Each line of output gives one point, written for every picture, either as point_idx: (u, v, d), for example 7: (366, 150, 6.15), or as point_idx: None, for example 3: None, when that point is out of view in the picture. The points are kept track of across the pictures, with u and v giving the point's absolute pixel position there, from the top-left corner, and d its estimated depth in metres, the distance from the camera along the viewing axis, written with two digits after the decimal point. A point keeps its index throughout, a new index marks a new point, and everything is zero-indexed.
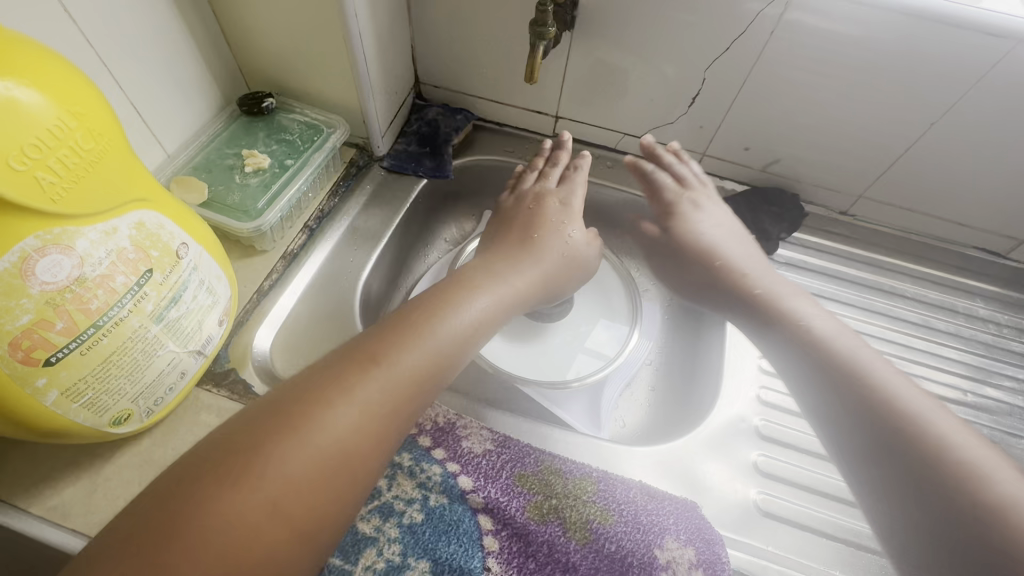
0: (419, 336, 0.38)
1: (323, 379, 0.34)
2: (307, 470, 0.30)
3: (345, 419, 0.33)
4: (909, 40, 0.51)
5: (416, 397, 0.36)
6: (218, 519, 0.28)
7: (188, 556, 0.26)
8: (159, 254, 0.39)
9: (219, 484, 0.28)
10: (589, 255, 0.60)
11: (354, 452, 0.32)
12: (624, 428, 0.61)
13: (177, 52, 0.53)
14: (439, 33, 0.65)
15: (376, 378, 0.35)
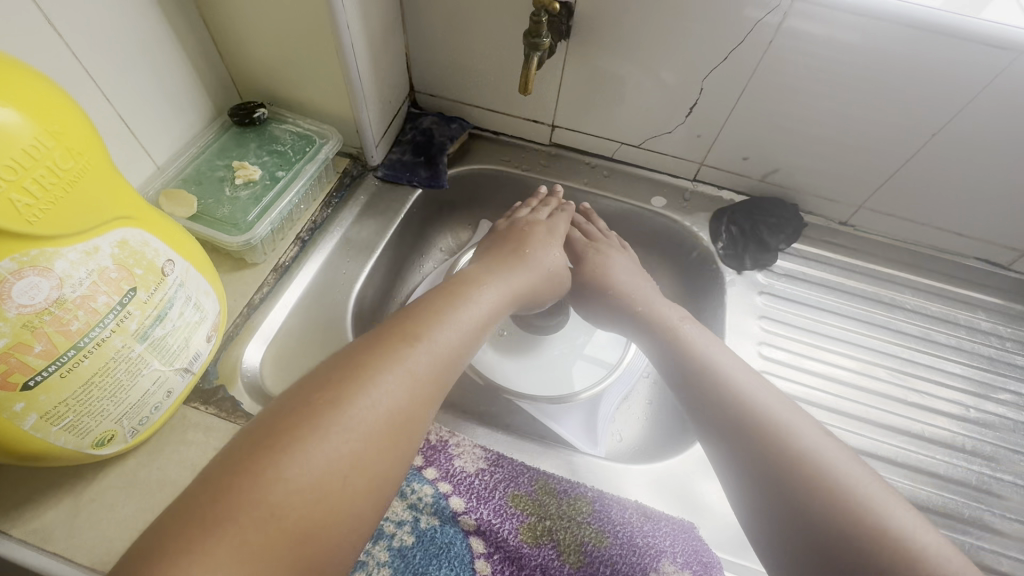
0: (449, 317, 0.43)
1: (375, 352, 0.38)
2: (377, 430, 0.34)
3: (403, 386, 0.37)
4: (909, 50, 0.50)
5: (451, 369, 0.41)
6: (306, 473, 0.31)
7: (284, 507, 0.30)
8: (143, 272, 0.38)
9: (302, 442, 0.32)
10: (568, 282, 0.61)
11: (408, 413, 0.37)
12: (622, 443, 0.60)
13: (166, 63, 0.52)
14: (434, 42, 0.64)
15: (421, 352, 0.39)
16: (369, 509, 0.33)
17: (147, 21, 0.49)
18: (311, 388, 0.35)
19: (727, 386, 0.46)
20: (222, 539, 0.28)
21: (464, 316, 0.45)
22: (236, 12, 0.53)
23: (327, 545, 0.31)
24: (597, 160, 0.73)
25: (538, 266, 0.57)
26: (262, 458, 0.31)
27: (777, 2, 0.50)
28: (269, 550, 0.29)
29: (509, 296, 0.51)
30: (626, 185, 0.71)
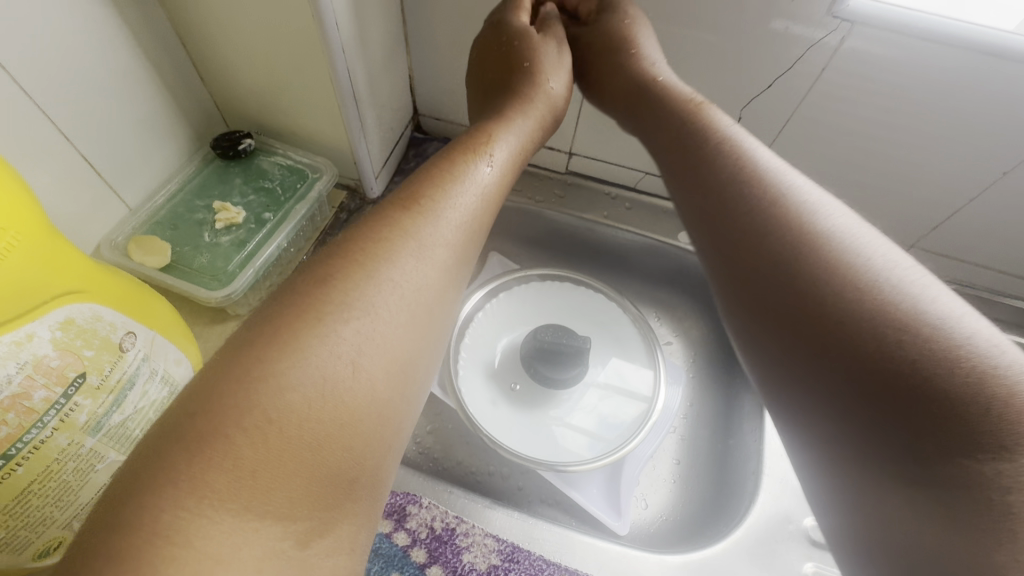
0: (469, 184, 0.35)
1: (382, 226, 0.30)
2: (396, 317, 0.28)
3: (422, 266, 0.30)
4: (988, 81, 0.43)
5: (470, 247, 0.34)
6: (312, 368, 0.24)
7: (287, 407, 0.23)
8: (94, 352, 0.33)
9: (300, 333, 0.25)
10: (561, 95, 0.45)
11: (426, 291, 0.30)
12: (647, 509, 0.54)
13: (137, 93, 0.47)
14: (441, 64, 0.58)
15: (432, 226, 0.31)
16: (400, 411, 0.27)
17: (118, 46, 0.43)
18: (302, 274, 0.28)
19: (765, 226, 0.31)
20: (215, 457, 0.21)
21: (487, 185, 0.36)
22: (218, 37, 0.47)
23: (356, 454, 0.25)
24: (618, 190, 0.66)
25: (537, 94, 0.42)
26: (252, 358, 0.23)
27: (835, 25, 0.44)
28: (279, 462, 0.22)
29: (513, 139, 0.40)
30: (650, 218, 0.65)
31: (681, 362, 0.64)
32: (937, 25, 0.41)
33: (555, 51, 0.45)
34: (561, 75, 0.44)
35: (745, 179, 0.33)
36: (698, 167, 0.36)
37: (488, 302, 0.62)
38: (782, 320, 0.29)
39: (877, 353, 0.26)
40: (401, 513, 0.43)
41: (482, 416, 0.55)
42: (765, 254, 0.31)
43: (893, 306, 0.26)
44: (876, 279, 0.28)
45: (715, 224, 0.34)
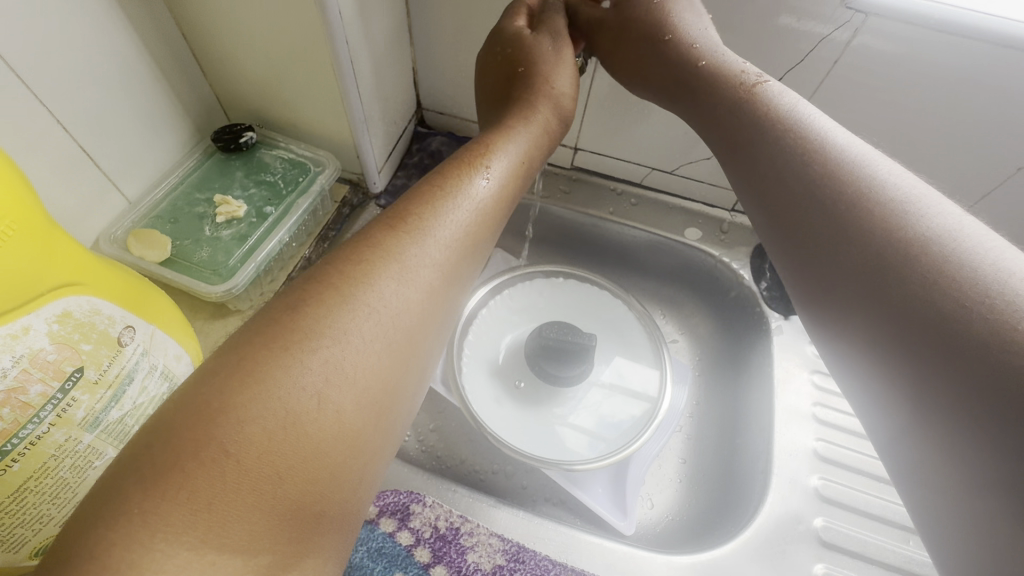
0: (457, 199, 0.34)
1: (364, 248, 0.30)
2: (372, 345, 0.27)
3: (403, 289, 0.29)
4: (1006, 76, 0.42)
5: (458, 269, 0.33)
6: (278, 399, 0.23)
7: (249, 441, 0.22)
8: (92, 346, 0.32)
9: (269, 361, 0.24)
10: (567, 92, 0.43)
11: (408, 319, 0.29)
12: (653, 509, 0.53)
13: (138, 86, 0.46)
14: (444, 58, 0.57)
15: (416, 247, 0.31)
16: (371, 442, 0.27)
17: (117, 36, 0.43)
18: (276, 299, 0.27)
19: (821, 198, 0.31)
20: (172, 489, 0.20)
21: (480, 199, 0.35)
22: (218, 29, 0.46)
23: (322, 487, 0.24)
24: (623, 186, 0.65)
25: (533, 100, 0.41)
26: (218, 386, 0.23)
27: (847, 17, 0.43)
28: (238, 496, 0.21)
29: (511, 149, 0.39)
30: (656, 215, 0.64)
31: (686, 360, 0.63)
32: (953, 18, 0.40)
33: (551, 46, 0.43)
34: (563, 71, 0.43)
35: (801, 148, 0.33)
36: (757, 145, 0.36)
37: (492, 298, 0.61)
38: (837, 301, 0.29)
39: (923, 334, 0.25)
40: (404, 512, 0.43)
41: (485, 414, 0.54)
42: (822, 233, 0.31)
43: (951, 266, 0.25)
44: (934, 239, 0.27)
45: (775, 205, 0.34)
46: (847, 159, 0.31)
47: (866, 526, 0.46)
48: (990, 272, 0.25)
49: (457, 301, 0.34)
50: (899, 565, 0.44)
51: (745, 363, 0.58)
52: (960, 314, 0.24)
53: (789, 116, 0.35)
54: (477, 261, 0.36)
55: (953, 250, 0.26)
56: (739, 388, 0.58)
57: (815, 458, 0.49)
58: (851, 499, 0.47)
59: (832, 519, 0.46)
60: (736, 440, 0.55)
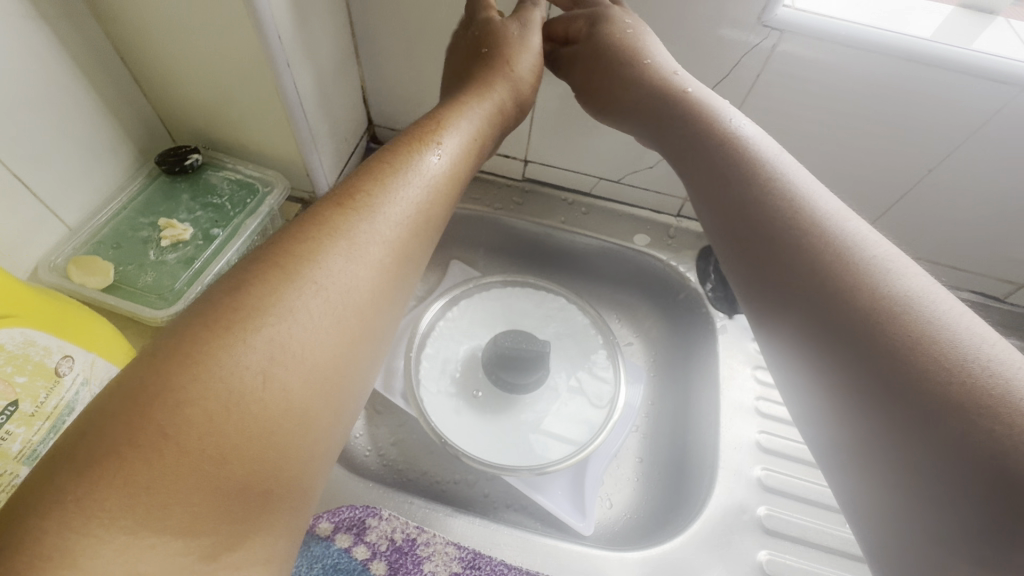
0: (408, 176, 0.35)
1: (311, 229, 0.30)
2: (320, 320, 0.28)
3: (353, 266, 0.30)
4: (909, 83, 0.45)
5: (409, 247, 0.34)
6: (220, 378, 0.24)
7: (189, 422, 0.22)
8: (27, 378, 0.33)
9: (213, 338, 0.24)
10: (524, 74, 0.45)
11: (357, 294, 0.30)
12: (611, 509, 0.55)
13: (74, 111, 0.45)
14: (392, 73, 0.58)
15: (362, 225, 0.31)
16: (321, 419, 0.27)
17: (47, 60, 0.42)
18: (221, 281, 0.27)
19: (772, 213, 0.34)
20: (110, 472, 0.21)
21: (431, 175, 0.37)
22: (158, 53, 0.47)
23: (270, 464, 0.24)
24: (574, 196, 0.67)
25: (491, 79, 0.43)
26: (158, 370, 0.23)
27: (765, 33, 0.46)
28: (180, 478, 0.22)
29: (461, 127, 0.40)
30: (605, 223, 0.66)
31: (641, 361, 0.65)
32: (858, 33, 0.44)
33: (518, 31, 0.45)
34: (526, 56, 0.45)
35: (748, 169, 0.36)
36: (716, 176, 0.38)
37: (449, 312, 0.62)
38: (779, 308, 0.32)
39: (852, 343, 0.28)
40: (360, 527, 0.43)
41: (444, 424, 0.55)
42: (772, 253, 0.33)
43: (879, 288, 0.28)
44: (865, 264, 0.29)
45: (728, 226, 0.36)
46: (793, 193, 0.34)
47: (808, 512, 0.48)
48: (911, 297, 0.27)
49: (412, 282, 0.34)
50: (839, 547, 0.47)
51: (696, 357, 0.60)
52: (906, 327, 0.26)
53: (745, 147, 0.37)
54: (431, 241, 0.37)
55: (881, 273, 0.28)
56: (689, 385, 0.60)
57: (760, 450, 0.51)
58: (794, 487, 0.49)
59: (775, 507, 0.48)
60: (688, 436, 0.57)
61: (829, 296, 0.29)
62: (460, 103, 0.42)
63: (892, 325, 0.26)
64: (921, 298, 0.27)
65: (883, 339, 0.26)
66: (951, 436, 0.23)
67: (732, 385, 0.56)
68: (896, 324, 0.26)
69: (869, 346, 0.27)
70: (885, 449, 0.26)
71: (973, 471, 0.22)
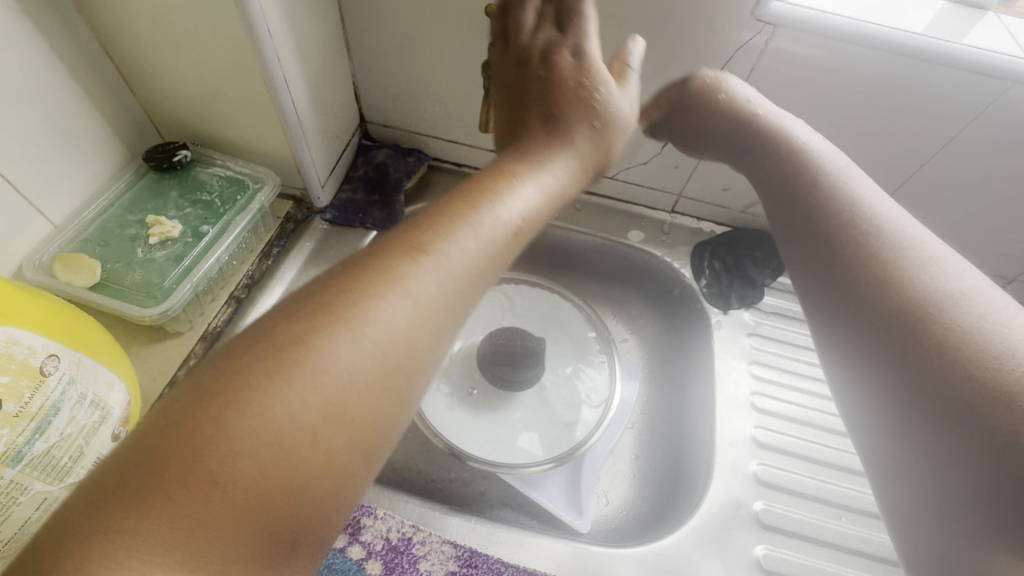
0: (485, 217, 0.28)
1: (372, 265, 0.25)
2: (367, 374, 0.23)
3: (409, 309, 0.25)
4: (902, 78, 0.46)
5: (481, 291, 0.28)
6: (267, 428, 0.21)
7: (235, 469, 0.20)
8: (10, 378, 0.32)
9: (261, 384, 0.21)
10: (622, 135, 0.34)
11: (416, 347, 0.25)
12: (608, 505, 0.55)
13: (59, 106, 0.44)
14: (384, 69, 0.57)
15: (431, 269, 0.26)
16: (365, 478, 0.24)
17: (30, 54, 0.41)
18: (287, 301, 0.24)
19: (833, 215, 0.36)
20: (148, 516, 0.19)
21: (508, 224, 0.29)
22: (145, 47, 0.46)
23: (310, 519, 0.22)
24: None
25: (580, 130, 0.33)
26: (202, 409, 0.21)
27: (758, 27, 0.46)
28: (220, 525, 0.20)
29: (548, 176, 0.31)
30: (600, 220, 0.66)
31: (637, 358, 0.65)
32: (852, 27, 0.44)
33: (620, 92, 0.34)
34: (624, 124, 0.34)
35: (809, 175, 0.38)
36: (776, 180, 0.40)
37: None
38: (828, 297, 0.35)
39: (893, 332, 0.31)
40: (355, 526, 0.42)
41: (439, 422, 0.55)
42: (835, 264, 0.35)
43: (927, 287, 0.31)
44: (932, 280, 0.31)
45: (795, 236, 0.38)
46: (851, 198, 0.36)
47: (804, 506, 0.48)
48: (957, 296, 0.30)
49: None
50: (834, 541, 0.47)
51: (692, 354, 0.60)
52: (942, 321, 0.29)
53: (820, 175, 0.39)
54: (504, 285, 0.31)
55: (931, 274, 0.31)
56: (685, 380, 0.60)
57: (756, 445, 0.51)
58: (790, 482, 0.50)
59: (772, 502, 0.48)
60: (684, 431, 0.56)
61: (880, 292, 0.32)
62: (539, 143, 0.33)
63: (931, 319, 0.30)
64: (966, 298, 0.29)
65: (921, 329, 0.30)
66: (974, 427, 0.27)
67: (727, 381, 0.56)
68: (934, 318, 0.29)
69: (908, 334, 0.30)
70: (925, 437, 0.29)
71: (983, 454, 0.26)
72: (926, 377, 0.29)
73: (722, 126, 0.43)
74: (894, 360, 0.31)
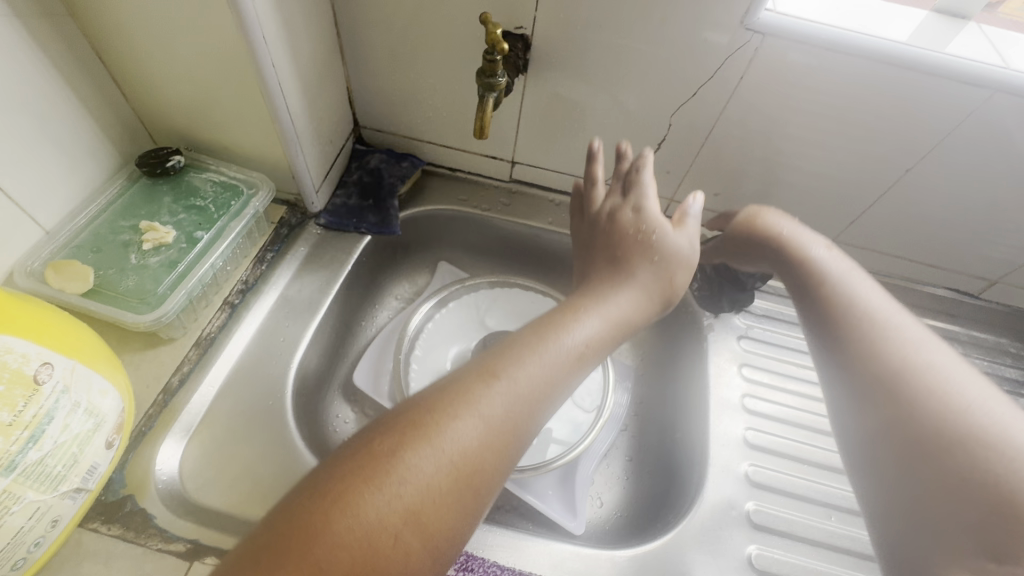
0: (540, 353, 0.35)
1: (451, 392, 0.32)
2: (439, 484, 0.29)
3: (475, 432, 0.31)
4: (887, 86, 0.47)
5: (534, 419, 0.34)
6: (364, 526, 0.27)
7: (334, 559, 0.26)
8: (4, 387, 0.31)
9: (364, 486, 0.28)
10: (682, 276, 0.43)
11: (480, 464, 0.31)
12: (602, 508, 0.55)
13: (50, 112, 0.44)
14: (378, 74, 0.58)
15: (497, 398, 0.32)
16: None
17: (21, 60, 0.41)
18: (389, 418, 0.31)
19: (831, 293, 0.44)
20: None
21: (555, 354, 0.36)
22: (139, 53, 0.46)
23: None
24: (561, 198, 0.67)
25: (635, 266, 0.43)
26: (319, 506, 0.27)
27: (747, 36, 0.46)
28: None
29: (597, 311, 0.39)
30: None
31: (630, 362, 0.65)
32: (838, 37, 0.45)
33: (682, 240, 0.44)
34: (683, 266, 0.44)
35: (813, 259, 0.46)
36: (785, 261, 0.48)
37: (437, 314, 0.62)
38: (827, 353, 0.42)
39: (881, 386, 0.38)
40: None
41: None
42: (837, 333, 0.42)
43: (908, 357, 0.39)
44: (909, 352, 0.39)
45: (801, 309, 0.46)
46: (845, 280, 0.44)
47: (795, 506, 0.49)
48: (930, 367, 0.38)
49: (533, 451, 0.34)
50: (825, 540, 0.48)
51: (683, 357, 0.61)
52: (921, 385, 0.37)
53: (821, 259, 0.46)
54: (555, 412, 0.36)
55: (908, 348, 0.39)
56: (678, 383, 0.61)
57: (748, 446, 0.52)
58: (781, 482, 0.50)
59: (764, 503, 0.49)
60: (676, 434, 0.57)
61: (872, 356, 0.40)
62: (602, 286, 0.42)
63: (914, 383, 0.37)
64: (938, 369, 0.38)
65: (903, 389, 0.38)
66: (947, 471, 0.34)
67: (719, 383, 0.57)
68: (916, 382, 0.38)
69: (891, 391, 0.38)
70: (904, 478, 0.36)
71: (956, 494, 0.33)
72: (896, 437, 0.37)
73: (765, 249, 0.50)
74: (875, 418, 0.38)
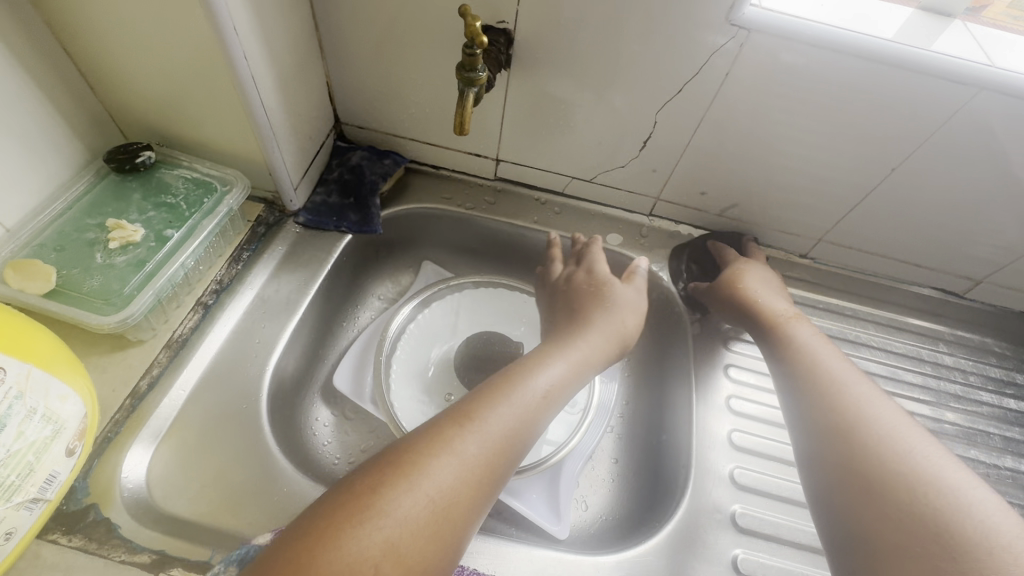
0: (514, 396, 0.37)
1: (431, 435, 0.33)
2: (419, 521, 0.29)
3: (453, 470, 0.32)
4: (872, 84, 0.46)
5: (510, 460, 0.35)
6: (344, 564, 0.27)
7: None
8: None
9: (348, 525, 0.28)
10: (631, 325, 0.48)
11: (457, 502, 0.31)
12: (587, 512, 0.54)
13: (10, 105, 0.42)
14: (358, 69, 0.56)
15: (474, 438, 0.34)
16: None
17: None
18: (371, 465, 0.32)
19: (800, 347, 0.49)
20: None
21: (530, 397, 0.37)
22: (105, 45, 0.44)
23: None
24: (547, 196, 0.67)
25: (595, 316, 0.47)
26: (302, 548, 0.28)
27: (733, 32, 0.46)
28: None
29: (567, 358, 0.42)
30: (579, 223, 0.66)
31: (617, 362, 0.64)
32: (823, 33, 0.44)
33: (629, 292, 0.50)
34: (631, 313, 0.49)
35: (789, 321, 0.52)
36: (762, 325, 0.53)
37: (420, 314, 0.61)
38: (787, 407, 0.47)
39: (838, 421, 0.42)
40: None
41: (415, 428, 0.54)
42: (801, 381, 0.46)
43: (864, 398, 0.43)
44: (863, 395, 0.43)
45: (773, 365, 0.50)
46: (813, 339, 0.49)
47: (781, 508, 0.49)
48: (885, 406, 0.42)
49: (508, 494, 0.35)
50: (812, 544, 0.47)
51: (671, 358, 0.60)
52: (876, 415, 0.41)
53: (780, 322, 0.52)
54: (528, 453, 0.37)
55: (865, 392, 0.43)
56: (664, 385, 0.60)
57: (733, 447, 0.52)
58: (766, 484, 0.50)
59: (749, 506, 0.48)
60: (662, 436, 0.56)
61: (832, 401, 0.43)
62: (569, 336, 0.45)
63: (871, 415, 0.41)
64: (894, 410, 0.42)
65: (861, 420, 0.41)
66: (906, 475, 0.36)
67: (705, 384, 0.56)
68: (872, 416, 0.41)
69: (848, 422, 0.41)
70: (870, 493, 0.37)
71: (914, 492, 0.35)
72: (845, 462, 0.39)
73: (741, 307, 0.55)
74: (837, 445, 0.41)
